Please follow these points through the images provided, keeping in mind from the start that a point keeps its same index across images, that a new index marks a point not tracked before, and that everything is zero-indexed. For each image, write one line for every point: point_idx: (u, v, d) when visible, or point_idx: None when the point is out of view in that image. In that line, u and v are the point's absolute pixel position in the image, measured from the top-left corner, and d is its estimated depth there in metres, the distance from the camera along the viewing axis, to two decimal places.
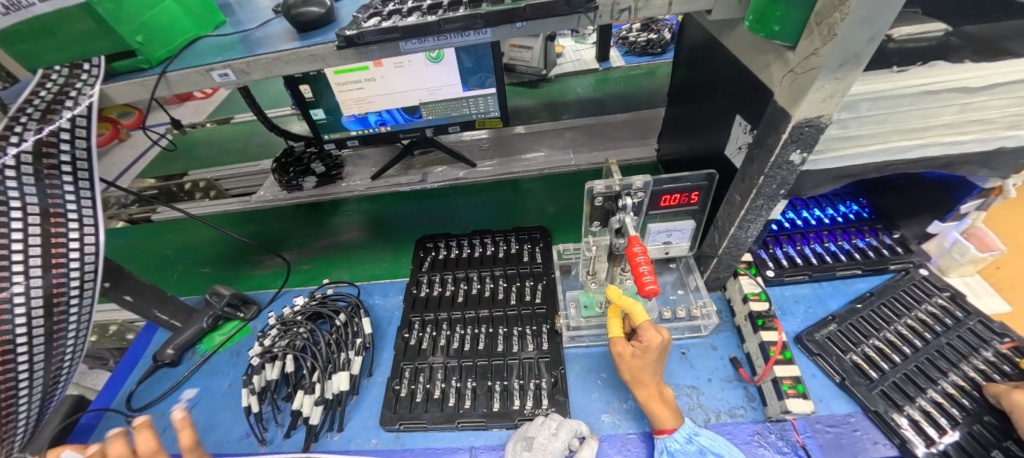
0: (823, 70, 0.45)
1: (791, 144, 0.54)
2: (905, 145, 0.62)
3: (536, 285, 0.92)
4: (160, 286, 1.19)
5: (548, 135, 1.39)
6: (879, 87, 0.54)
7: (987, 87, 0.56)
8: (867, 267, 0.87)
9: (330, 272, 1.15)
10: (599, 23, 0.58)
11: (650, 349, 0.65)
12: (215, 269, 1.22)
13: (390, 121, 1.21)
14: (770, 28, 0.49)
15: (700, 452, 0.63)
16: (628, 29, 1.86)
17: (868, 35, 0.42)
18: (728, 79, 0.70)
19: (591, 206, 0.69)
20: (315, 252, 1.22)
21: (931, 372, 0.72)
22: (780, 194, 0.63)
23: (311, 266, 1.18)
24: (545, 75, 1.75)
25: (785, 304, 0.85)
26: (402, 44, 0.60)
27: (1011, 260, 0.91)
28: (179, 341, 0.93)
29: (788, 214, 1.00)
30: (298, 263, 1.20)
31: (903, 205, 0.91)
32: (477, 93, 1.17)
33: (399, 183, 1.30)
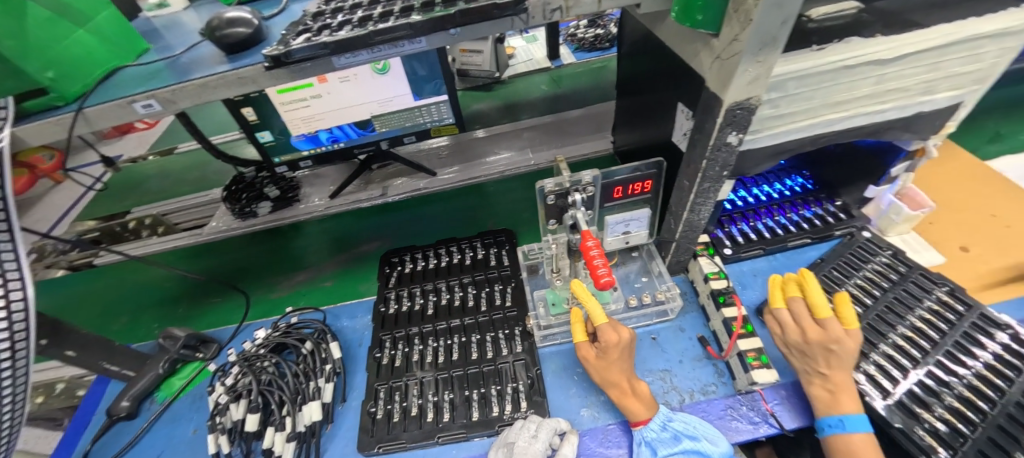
0: (744, 55, 0.47)
1: (726, 127, 0.55)
2: (832, 118, 0.66)
3: (505, 289, 0.91)
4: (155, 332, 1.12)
5: (505, 136, 1.39)
6: (801, 66, 0.57)
7: (897, 58, 0.61)
8: (815, 235, 0.92)
9: (328, 292, 1.12)
10: (533, 24, 0.59)
11: (610, 349, 0.66)
12: (225, 299, 1.16)
13: (342, 137, 1.18)
14: (693, 18, 0.50)
15: (675, 438, 0.65)
16: (576, 26, 1.90)
17: (781, 18, 0.44)
18: (666, 68, 0.72)
19: (544, 205, 0.69)
20: (319, 271, 1.19)
21: (882, 326, 0.77)
22: (724, 176, 0.64)
23: (323, 285, 1.14)
24: (498, 77, 1.76)
25: (744, 278, 0.88)
26: (335, 59, 0.58)
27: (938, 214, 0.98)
28: (134, 392, 0.87)
29: (741, 192, 1.02)
30: (309, 282, 1.16)
31: (842, 174, 0.97)
32: (429, 101, 1.15)
33: (359, 199, 1.27)
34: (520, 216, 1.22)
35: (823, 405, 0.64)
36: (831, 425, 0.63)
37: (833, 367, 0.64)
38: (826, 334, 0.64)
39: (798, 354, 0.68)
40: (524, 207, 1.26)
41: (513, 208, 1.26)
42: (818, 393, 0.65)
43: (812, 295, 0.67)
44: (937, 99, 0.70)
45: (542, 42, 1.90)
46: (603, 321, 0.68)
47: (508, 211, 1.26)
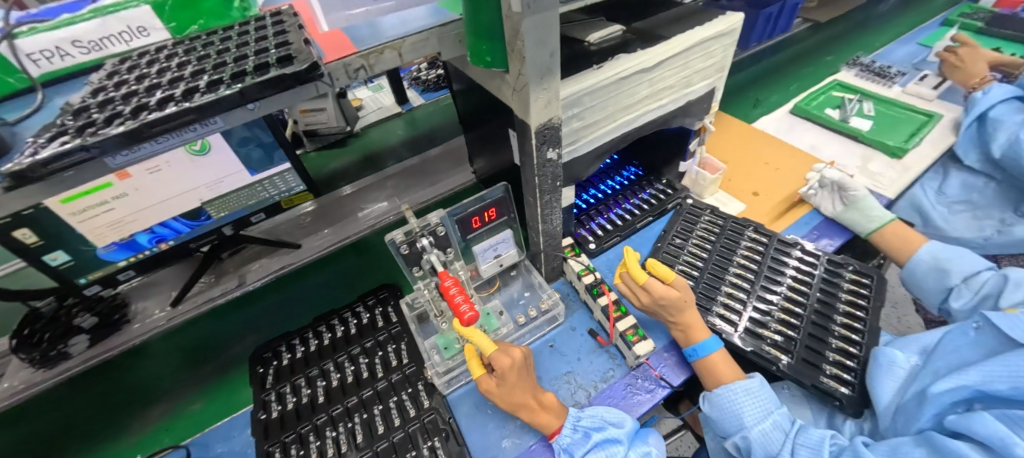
0: (531, 85, 0.53)
1: (542, 145, 0.62)
2: (628, 119, 0.79)
3: (399, 347, 0.87)
4: None
5: (370, 189, 1.34)
6: (586, 84, 0.67)
7: (655, 65, 0.76)
8: (654, 213, 1.07)
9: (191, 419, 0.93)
10: (339, 85, 0.59)
11: (507, 373, 0.67)
12: None
13: (169, 234, 0.96)
14: (485, 60, 0.57)
15: (587, 435, 0.68)
16: (417, 69, 1.96)
17: (547, 52, 0.51)
18: (487, 101, 0.78)
19: (399, 255, 0.73)
20: (174, 399, 0.98)
21: (719, 272, 0.94)
22: (558, 186, 0.72)
23: (184, 414, 0.95)
24: (350, 130, 1.70)
25: (612, 266, 0.99)
26: (108, 160, 0.53)
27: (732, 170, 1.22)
28: None
29: (590, 191, 1.16)
30: (164, 415, 0.95)
31: (659, 158, 1.16)
32: (269, 173, 1.03)
33: (211, 298, 1.08)
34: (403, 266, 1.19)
35: (684, 341, 0.79)
36: (696, 355, 0.77)
37: (676, 315, 0.78)
38: (652, 295, 0.77)
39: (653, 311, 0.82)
40: None
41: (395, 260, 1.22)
42: (678, 334, 0.79)
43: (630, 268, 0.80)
44: (695, 89, 0.89)
45: (388, 89, 1.91)
46: (493, 350, 0.69)
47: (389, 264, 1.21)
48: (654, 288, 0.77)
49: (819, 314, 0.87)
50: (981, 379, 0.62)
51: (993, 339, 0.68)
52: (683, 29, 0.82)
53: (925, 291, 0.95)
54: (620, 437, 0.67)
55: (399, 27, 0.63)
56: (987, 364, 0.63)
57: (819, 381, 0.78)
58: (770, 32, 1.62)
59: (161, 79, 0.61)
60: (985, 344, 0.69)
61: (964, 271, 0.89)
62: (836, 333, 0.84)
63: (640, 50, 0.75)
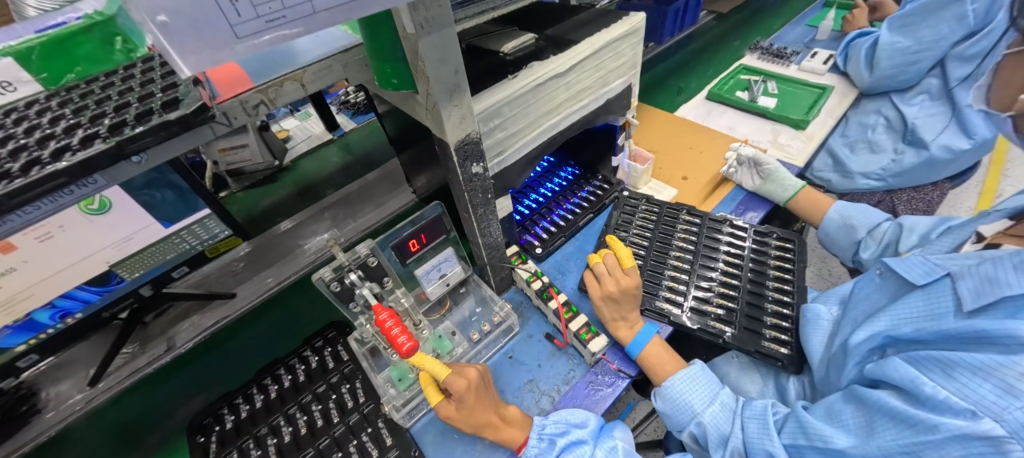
0: (440, 103, 0.53)
1: (465, 161, 0.62)
2: (551, 123, 0.81)
3: (354, 387, 0.83)
4: None
5: (310, 222, 1.27)
6: (502, 95, 0.67)
7: (569, 69, 0.78)
8: (594, 209, 1.10)
9: None
10: (239, 123, 0.56)
11: (465, 395, 0.65)
12: None
13: (77, 306, 0.80)
14: (393, 82, 0.56)
15: (554, 442, 0.68)
16: (345, 92, 1.90)
17: (452, 69, 0.51)
18: (409, 122, 0.77)
19: (332, 293, 0.71)
20: None
21: (661, 257, 0.98)
22: (491, 198, 0.72)
23: None
24: (280, 164, 1.59)
25: (561, 266, 1.00)
26: None
27: (661, 158, 1.28)
28: None
29: (532, 196, 1.17)
30: None
31: (593, 155, 1.19)
32: (187, 222, 0.84)
33: (140, 370, 0.96)
34: None
35: (625, 340, 0.81)
36: (633, 353, 0.80)
37: (637, 310, 0.82)
38: (632, 279, 0.82)
39: (606, 304, 0.83)
40: None
41: None
42: (622, 332, 0.81)
43: (619, 250, 0.84)
44: (612, 87, 0.93)
45: (316, 116, 1.84)
46: (448, 373, 0.67)
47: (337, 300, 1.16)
48: (638, 274, 0.82)
49: (753, 282, 0.93)
50: (890, 324, 0.71)
51: (892, 281, 0.80)
52: (591, 32, 0.85)
53: (840, 247, 1.08)
54: (585, 437, 0.68)
55: (300, 57, 0.60)
56: (892, 312, 0.72)
57: (762, 345, 0.83)
58: (679, 25, 1.73)
59: (28, 138, 0.54)
60: (887, 288, 0.79)
61: (867, 224, 1.03)
62: (770, 297, 0.90)
63: (552, 56, 0.77)
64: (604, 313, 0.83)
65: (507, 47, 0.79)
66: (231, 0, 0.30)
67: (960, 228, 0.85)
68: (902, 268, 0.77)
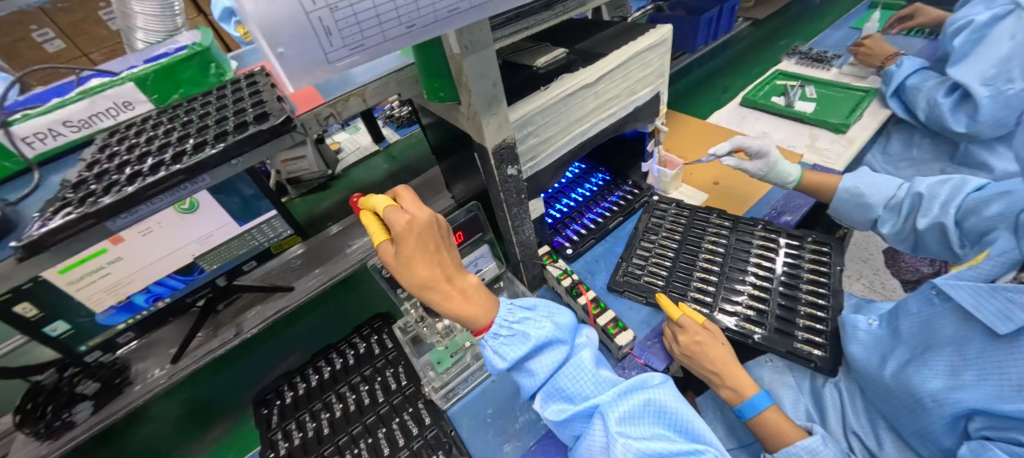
0: (480, 112, 0.60)
1: (501, 164, 0.69)
2: (582, 130, 0.87)
3: (397, 370, 0.91)
4: None
5: (356, 226, 1.38)
6: (535, 105, 0.74)
7: (599, 79, 0.84)
8: (624, 213, 1.14)
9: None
10: (312, 133, 0.67)
11: (408, 230, 0.60)
12: None
13: (165, 292, 0.94)
14: (439, 95, 0.64)
15: (514, 331, 0.68)
16: (391, 108, 2.04)
17: (490, 82, 0.59)
18: (451, 131, 0.85)
19: (383, 278, 0.85)
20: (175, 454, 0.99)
21: (690, 260, 1.00)
22: (524, 198, 0.78)
23: None
24: (332, 173, 1.75)
25: (590, 267, 1.04)
26: (110, 221, 0.56)
27: (722, 172, 1.27)
28: None
29: (564, 201, 1.23)
30: None
31: (623, 162, 1.23)
32: (256, 222, 0.98)
33: (211, 350, 1.08)
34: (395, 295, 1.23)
35: (734, 399, 0.77)
36: (745, 415, 0.75)
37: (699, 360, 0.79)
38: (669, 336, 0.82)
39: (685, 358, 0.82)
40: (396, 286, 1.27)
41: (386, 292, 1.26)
42: (726, 392, 0.78)
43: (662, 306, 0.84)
44: (641, 95, 0.97)
45: (364, 130, 2.00)
46: (391, 208, 0.62)
47: (381, 297, 1.25)
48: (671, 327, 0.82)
49: (786, 285, 0.93)
50: (978, 380, 0.65)
51: (953, 308, 0.74)
52: (619, 45, 0.91)
53: (853, 222, 1.06)
54: (562, 337, 0.69)
55: (361, 76, 0.70)
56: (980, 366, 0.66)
57: (794, 347, 0.83)
58: (712, 34, 1.75)
59: (148, 147, 0.67)
60: (950, 317, 0.73)
61: (881, 200, 1.00)
62: (804, 300, 0.90)
63: (582, 68, 0.83)
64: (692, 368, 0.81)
65: (539, 61, 0.87)
66: (326, 35, 0.38)
67: (985, 206, 0.83)
68: (970, 303, 0.69)
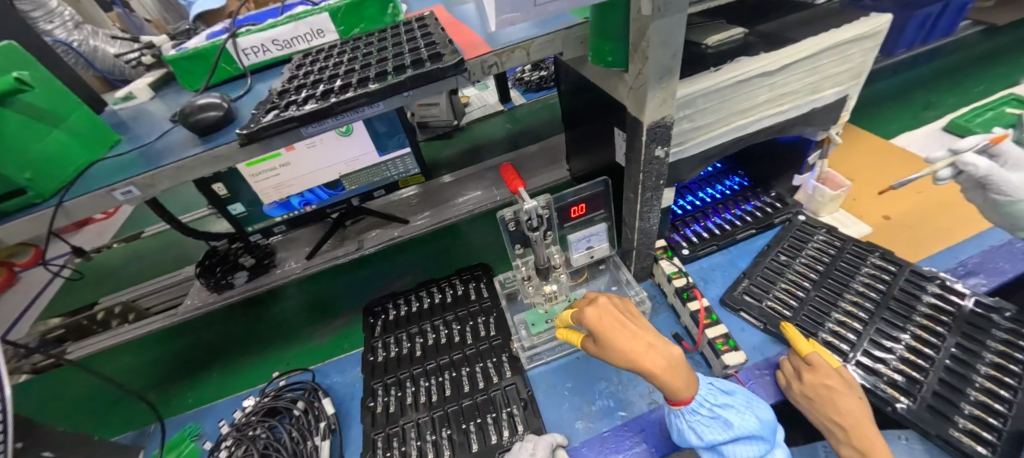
0: (649, 83, 0.57)
1: (652, 142, 0.65)
2: (742, 123, 0.78)
3: (488, 320, 0.96)
4: (129, 426, 1.03)
5: (471, 178, 1.45)
6: (703, 86, 0.67)
7: (781, 68, 0.73)
8: (758, 225, 1.02)
9: (308, 351, 1.11)
10: (475, 79, 0.67)
11: (598, 320, 0.62)
12: (216, 380, 1.09)
13: (314, 200, 1.15)
14: (606, 60, 0.61)
15: (718, 417, 0.61)
16: (522, 70, 2.05)
17: (671, 52, 0.54)
18: (597, 101, 0.82)
19: (508, 231, 0.77)
20: (297, 333, 1.18)
21: (830, 298, 0.86)
22: (661, 184, 0.74)
23: (306, 346, 1.12)
24: (456, 124, 1.84)
25: (705, 274, 0.96)
26: (304, 129, 0.64)
27: (948, 199, 1.05)
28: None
29: (687, 198, 1.15)
30: (291, 347, 1.13)
31: (769, 170, 1.09)
32: (394, 156, 1.15)
33: (336, 257, 1.23)
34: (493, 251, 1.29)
35: None
36: None
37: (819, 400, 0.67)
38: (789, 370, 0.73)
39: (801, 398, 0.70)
40: (497, 243, 1.32)
41: (487, 246, 1.32)
42: (846, 450, 0.63)
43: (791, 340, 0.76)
44: (824, 96, 0.83)
45: (493, 88, 2.05)
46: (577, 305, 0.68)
47: (481, 249, 1.32)
48: (796, 363, 0.73)
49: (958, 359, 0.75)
50: None
51: None
52: (816, 31, 0.77)
53: None
54: (764, 431, 0.62)
55: (528, 30, 0.70)
56: None
57: (950, 434, 0.66)
58: (927, 36, 1.41)
59: (337, 70, 0.76)
60: None
61: None
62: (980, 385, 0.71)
63: (765, 52, 0.73)
64: (808, 412, 0.69)
65: (710, 38, 0.77)
66: None
67: None
68: None
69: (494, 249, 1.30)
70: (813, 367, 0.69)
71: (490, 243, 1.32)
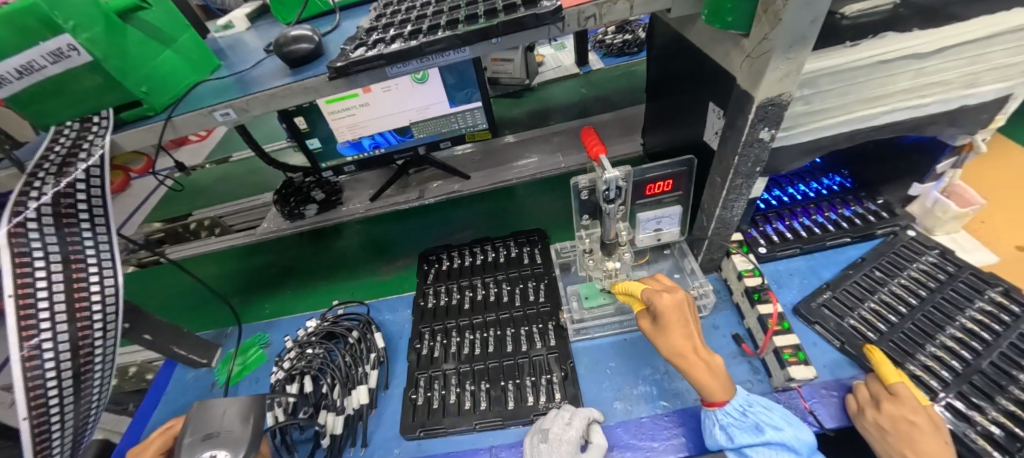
0: (775, 54, 0.49)
1: (758, 123, 0.58)
2: (869, 113, 0.67)
3: (538, 285, 0.95)
4: (210, 325, 1.18)
5: (536, 141, 1.41)
6: (833, 63, 0.58)
7: (937, 51, 0.61)
8: (855, 234, 0.90)
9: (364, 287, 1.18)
10: (569, 31, 0.62)
11: (666, 309, 0.66)
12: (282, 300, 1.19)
13: (383, 143, 1.17)
14: (724, 20, 0.52)
15: (755, 425, 0.60)
16: (604, 32, 1.91)
17: (810, 16, 0.46)
18: (696, 71, 0.74)
19: (579, 200, 0.74)
20: (355, 268, 1.25)
21: (928, 328, 0.74)
22: (756, 172, 0.66)
23: (363, 281, 1.20)
24: (528, 84, 1.77)
25: (780, 277, 0.88)
26: (389, 69, 0.63)
27: None
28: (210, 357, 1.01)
29: (774, 192, 1.04)
30: (350, 281, 1.21)
31: (881, 172, 0.95)
32: (464, 108, 1.13)
33: (398, 202, 1.27)
34: (550, 219, 1.26)
35: None
36: None
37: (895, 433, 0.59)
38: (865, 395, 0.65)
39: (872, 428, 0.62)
40: (554, 211, 1.29)
41: (543, 212, 1.29)
42: None
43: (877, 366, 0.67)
44: (982, 91, 0.69)
45: (570, 49, 1.94)
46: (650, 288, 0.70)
47: (536, 215, 1.30)
48: (876, 388, 0.65)
49: None
50: None
51: None
52: None
53: None
54: (799, 448, 0.59)
55: None
56: None
57: None
58: None
59: (424, 10, 0.73)
60: None
61: None
62: None
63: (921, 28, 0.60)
64: (875, 444, 0.62)
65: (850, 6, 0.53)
66: None
67: None
68: None
69: (551, 217, 1.28)
70: (897, 395, 0.62)
71: (547, 210, 1.30)
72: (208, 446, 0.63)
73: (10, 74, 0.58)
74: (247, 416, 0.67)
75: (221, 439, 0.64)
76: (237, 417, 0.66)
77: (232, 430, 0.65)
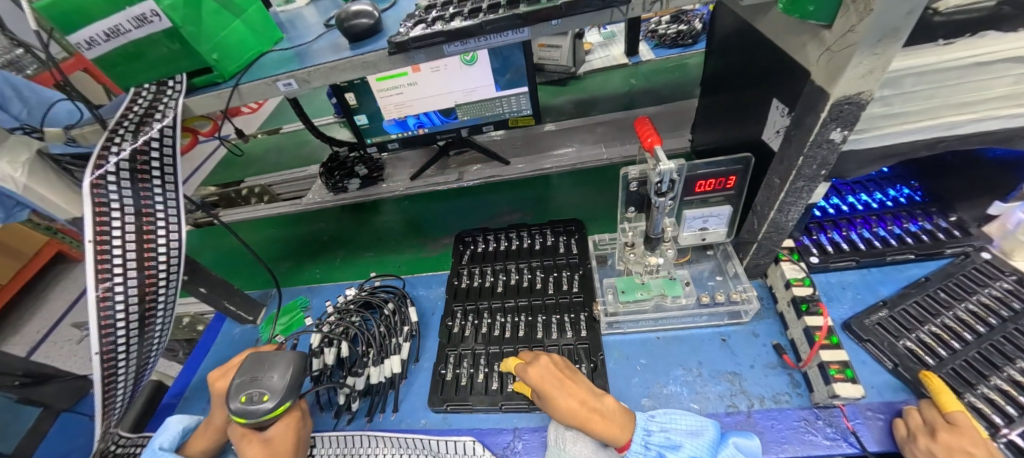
0: (860, 48, 0.45)
1: (831, 122, 0.54)
2: (956, 120, 0.61)
3: (572, 275, 0.95)
4: (256, 286, 1.25)
5: (578, 130, 1.38)
6: (923, 62, 0.53)
7: None
8: (920, 251, 0.84)
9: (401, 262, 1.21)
10: (631, 15, 0.60)
11: (541, 377, 0.68)
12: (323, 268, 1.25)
13: (427, 123, 1.18)
14: (804, 9, 0.49)
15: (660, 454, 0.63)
16: (657, 21, 1.83)
17: (907, 8, 0.42)
18: (762, 65, 0.70)
19: (627, 191, 0.73)
20: (392, 244, 1.29)
21: (996, 359, 0.68)
22: (821, 175, 0.62)
23: (400, 256, 1.23)
24: (573, 72, 1.74)
25: (831, 290, 0.84)
26: (446, 47, 0.64)
27: None
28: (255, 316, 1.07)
29: (832, 200, 0.98)
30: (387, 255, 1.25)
31: (958, 187, 0.87)
32: (510, 93, 1.12)
33: (437, 183, 1.29)
34: (587, 209, 1.25)
35: None
36: None
37: None
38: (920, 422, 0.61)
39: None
40: (592, 202, 1.27)
41: (581, 203, 1.28)
42: None
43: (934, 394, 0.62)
44: None
45: (620, 38, 1.87)
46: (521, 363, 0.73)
47: (574, 205, 1.28)
48: (931, 415, 0.60)
49: None
50: None
51: None
52: None
53: None
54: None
55: None
56: None
57: None
58: None
59: None
60: None
61: None
62: None
63: None
64: None
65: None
66: None
67: None
68: None
69: (588, 208, 1.26)
70: (954, 423, 0.57)
71: (585, 200, 1.28)
72: (252, 387, 0.67)
73: (98, 36, 0.63)
74: (291, 371, 0.70)
75: (265, 382, 0.67)
76: (279, 369, 0.69)
77: (277, 383, 0.68)
